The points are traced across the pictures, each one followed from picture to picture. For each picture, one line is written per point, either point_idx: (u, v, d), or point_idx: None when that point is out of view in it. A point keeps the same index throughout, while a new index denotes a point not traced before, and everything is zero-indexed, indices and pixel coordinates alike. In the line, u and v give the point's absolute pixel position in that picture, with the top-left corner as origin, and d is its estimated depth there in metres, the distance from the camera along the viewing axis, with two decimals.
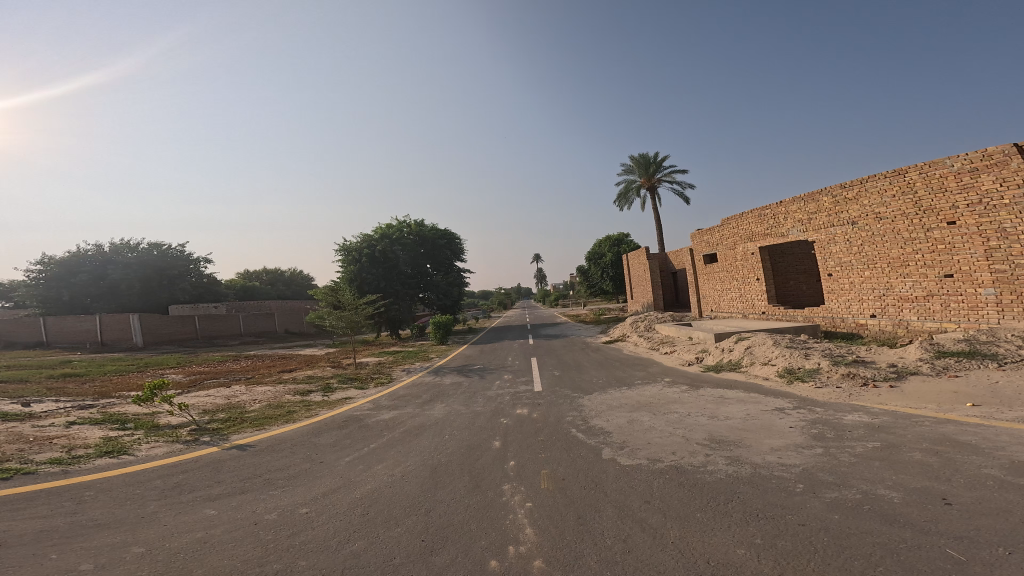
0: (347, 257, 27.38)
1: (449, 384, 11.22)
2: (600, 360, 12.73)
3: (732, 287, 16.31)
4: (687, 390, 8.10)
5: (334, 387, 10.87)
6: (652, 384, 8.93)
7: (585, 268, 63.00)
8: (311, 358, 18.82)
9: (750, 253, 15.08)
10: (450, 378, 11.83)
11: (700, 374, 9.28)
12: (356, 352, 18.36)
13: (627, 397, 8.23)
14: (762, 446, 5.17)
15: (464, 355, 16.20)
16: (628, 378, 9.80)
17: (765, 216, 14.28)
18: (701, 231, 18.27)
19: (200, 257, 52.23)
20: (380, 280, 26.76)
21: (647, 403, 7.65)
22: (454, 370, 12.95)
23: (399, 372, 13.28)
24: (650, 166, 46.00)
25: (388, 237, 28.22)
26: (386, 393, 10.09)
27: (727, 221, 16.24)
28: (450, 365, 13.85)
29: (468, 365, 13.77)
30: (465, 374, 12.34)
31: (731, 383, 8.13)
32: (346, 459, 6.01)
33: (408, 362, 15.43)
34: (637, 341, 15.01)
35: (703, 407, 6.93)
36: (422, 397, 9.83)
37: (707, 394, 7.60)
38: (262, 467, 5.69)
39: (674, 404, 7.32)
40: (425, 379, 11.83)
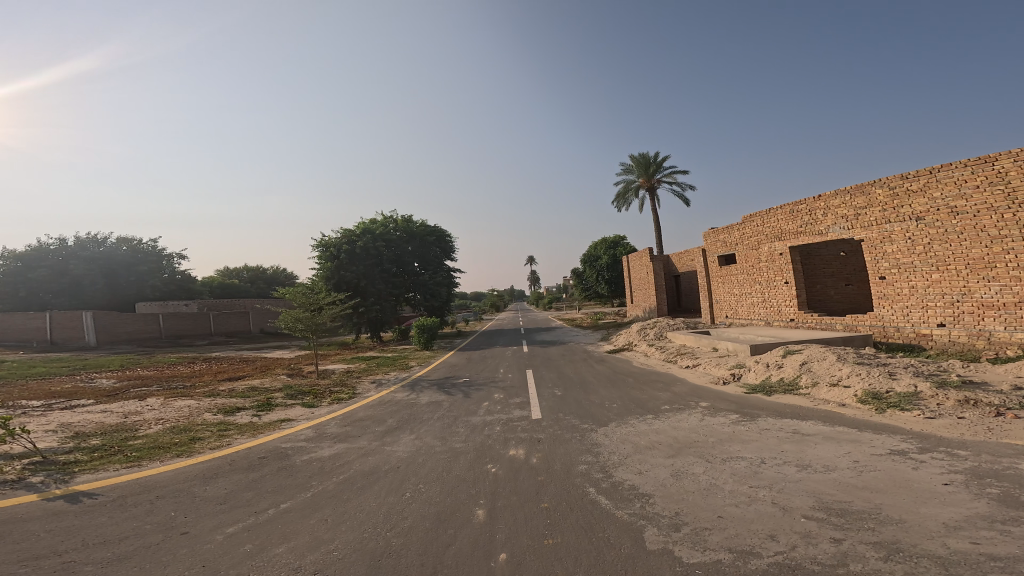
0: (324, 253, 24.66)
1: (426, 402, 9.02)
2: (609, 374, 10.62)
3: (753, 292, 14.37)
4: (739, 420, 6.07)
5: (278, 405, 8.56)
6: (686, 410, 6.87)
7: (580, 271, 61.13)
8: (270, 363, 16.28)
9: (777, 253, 13.20)
10: (427, 396, 9.59)
11: (745, 396, 7.25)
12: (323, 359, 15.93)
13: (660, 430, 6.18)
14: (926, 521, 3.28)
15: (447, 364, 13.94)
16: (651, 401, 7.72)
17: (797, 212, 12.41)
18: (716, 229, 16.29)
19: (173, 254, 49.05)
20: (361, 279, 24.23)
21: (691, 440, 5.60)
22: (433, 384, 10.71)
23: (367, 384, 11.00)
24: (650, 166, 44.42)
25: (370, 231, 25.58)
26: (340, 415, 7.84)
27: (750, 219, 14.31)
28: (428, 377, 11.61)
29: (451, 378, 11.53)
30: (447, 390, 10.12)
31: (799, 412, 6.10)
32: (228, 532, 3.78)
33: (380, 371, 13.14)
34: (647, 351, 12.92)
35: (778, 450, 4.91)
36: (389, 421, 7.64)
37: (773, 428, 5.58)
38: (75, 544, 3.47)
39: (732, 444, 5.28)
40: (396, 395, 9.59)
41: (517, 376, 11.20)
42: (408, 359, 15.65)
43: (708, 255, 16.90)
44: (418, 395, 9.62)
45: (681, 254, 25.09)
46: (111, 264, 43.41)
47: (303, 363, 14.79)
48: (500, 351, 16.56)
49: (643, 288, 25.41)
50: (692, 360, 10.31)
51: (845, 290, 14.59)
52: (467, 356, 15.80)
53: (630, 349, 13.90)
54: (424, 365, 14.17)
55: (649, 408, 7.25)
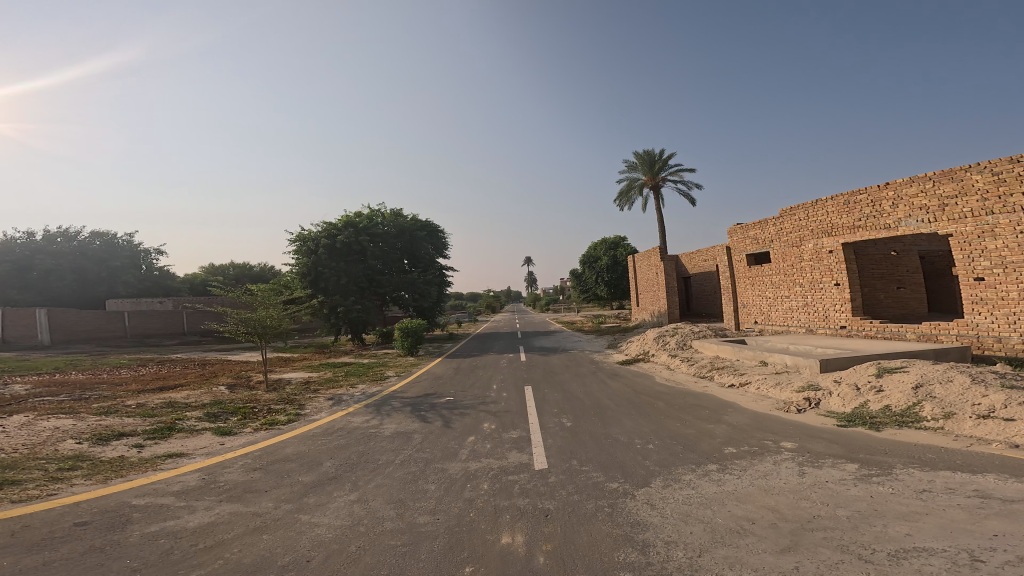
0: (301, 248, 21.79)
1: (391, 433, 6.74)
2: (631, 394, 8.41)
3: (791, 295, 12.25)
4: (867, 475, 4.05)
5: (183, 432, 6.25)
6: (767, 457, 4.73)
7: (579, 273, 59.05)
8: (222, 369, 13.85)
9: (824, 250, 11.13)
10: (395, 423, 7.29)
11: (841, 433, 5.14)
12: (283, 365, 13.53)
13: (743, 495, 4.05)
14: None
15: (428, 376, 11.62)
16: (705, 439, 5.56)
17: (854, 203, 10.32)
18: (745, 224, 14.11)
19: (150, 250, 46.05)
20: (343, 276, 21.54)
21: (808, 517, 3.50)
22: (407, 405, 8.42)
23: (321, 401, 8.67)
24: (655, 163, 42.50)
25: (354, 224, 22.82)
26: (260, 452, 5.58)
27: (792, 212, 12.16)
28: (402, 395, 9.30)
29: (430, 396, 9.21)
30: (423, 415, 7.82)
31: (952, 460, 4.06)
32: None
33: (346, 381, 10.79)
34: (670, 363, 10.72)
35: (987, 535, 2.94)
36: (327, 464, 5.36)
37: (940, 490, 3.59)
38: None
39: (888, 521, 3.27)
40: (354, 420, 7.30)
41: (515, 396, 8.93)
42: (383, 367, 13.28)
43: (734, 253, 14.70)
44: (382, 421, 7.36)
45: (693, 254, 22.96)
46: (80, 259, 40.43)
47: (256, 371, 12.40)
48: (493, 360, 14.23)
49: (650, 291, 23.31)
50: (737, 377, 8.12)
51: (896, 293, 12.53)
52: (453, 365, 13.47)
53: (648, 360, 11.69)
54: (401, 376, 11.81)
55: (707, 453, 5.10)
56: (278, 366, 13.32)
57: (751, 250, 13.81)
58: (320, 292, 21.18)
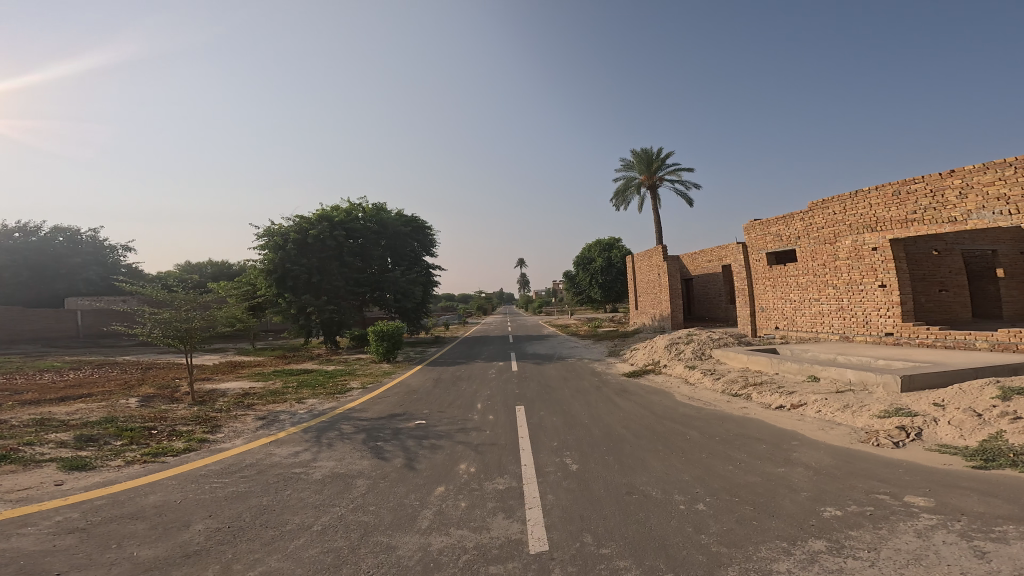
0: (269, 242, 19.66)
1: (325, 474, 4.89)
2: (652, 421, 6.64)
3: (822, 298, 10.68)
4: None
5: (13, 465, 4.57)
6: (898, 527, 3.18)
7: (571, 275, 57.51)
8: (154, 375, 11.78)
9: (866, 247, 9.65)
10: (337, 457, 5.42)
11: (991, 483, 3.59)
12: (227, 373, 11.49)
13: None
14: None
15: (398, 390, 9.70)
16: (783, 495, 3.93)
17: (907, 194, 8.91)
18: (765, 220, 12.56)
19: (117, 245, 42.89)
20: (315, 274, 19.41)
21: None
22: (360, 431, 6.54)
23: (248, 421, 6.80)
24: (652, 162, 41.21)
25: (330, 217, 20.74)
26: (103, 502, 3.85)
27: (823, 205, 10.69)
28: (358, 415, 7.41)
29: (395, 418, 7.35)
30: (378, 447, 5.96)
31: None
32: None
33: (293, 395, 8.84)
34: (688, 375, 9.01)
35: None
36: (200, 523, 3.60)
37: None
38: None
39: None
40: (278, 454, 5.41)
41: (506, 421, 7.12)
42: (346, 377, 11.30)
43: (751, 252, 13.11)
44: (320, 454, 5.50)
45: (696, 254, 21.39)
46: (37, 255, 37.22)
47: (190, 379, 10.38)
48: (478, 370, 12.35)
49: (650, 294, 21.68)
50: (786, 397, 6.49)
51: (938, 296, 11.10)
52: (431, 376, 11.54)
53: (659, 371, 9.99)
54: (365, 388, 9.87)
55: (800, 521, 3.45)
56: (220, 374, 11.30)
57: (772, 248, 12.27)
58: (289, 291, 19.00)
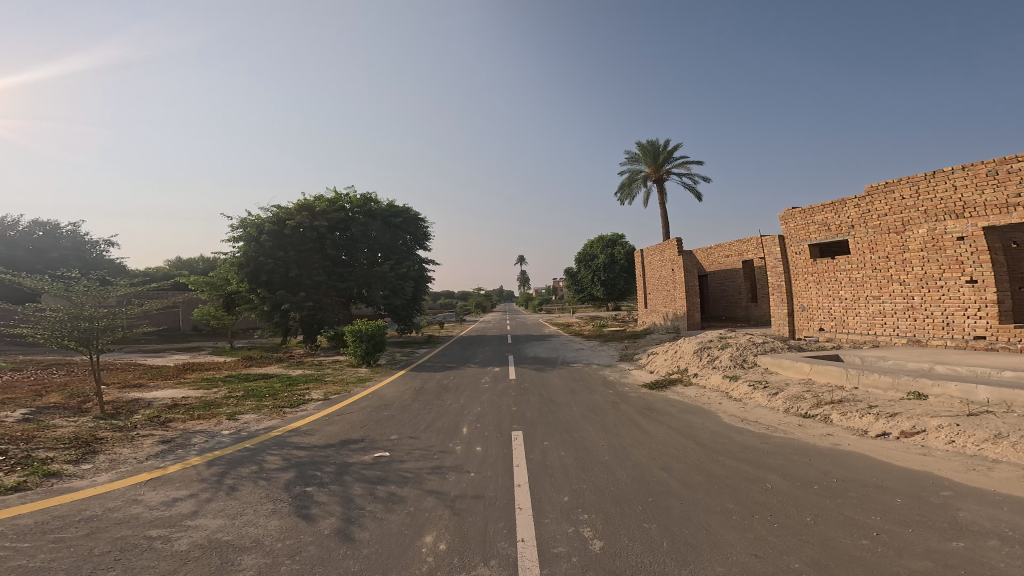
0: (243, 234, 17.83)
1: (198, 546, 3.19)
2: (702, 458, 4.85)
3: (886, 295, 8.95)
4: None
5: None
6: None
7: (572, 272, 55.55)
8: (82, 379, 10.07)
9: (949, 237, 7.96)
10: (233, 511, 3.73)
11: None
12: (167, 379, 9.78)
13: None
14: None
15: (365, 403, 7.90)
16: None
17: (1010, 173, 7.23)
18: (807, 207, 10.76)
19: (99, 240, 40.77)
20: (292, 268, 17.57)
21: None
22: (289, 466, 4.80)
23: (142, 446, 5.25)
24: (659, 154, 39.22)
25: (311, 207, 18.85)
26: None
27: (886, 188, 8.95)
28: (297, 440, 5.65)
29: (345, 446, 5.58)
30: (305, 492, 4.24)
31: None
32: None
33: (228, 410, 7.15)
34: (730, 388, 7.22)
35: None
36: None
37: None
38: None
39: None
40: (143, 503, 3.77)
41: (499, 459, 5.34)
42: (308, 384, 9.49)
43: (789, 244, 11.31)
44: (210, 507, 3.79)
45: (712, 249, 19.50)
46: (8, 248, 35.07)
47: (116, 387, 8.75)
48: (468, 378, 10.51)
49: (660, 291, 19.75)
50: (889, 421, 4.89)
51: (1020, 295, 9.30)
52: (411, 385, 9.72)
53: (689, 380, 8.20)
54: (326, 400, 8.08)
55: None
56: (155, 381, 9.54)
57: (817, 240, 10.49)
58: (262, 287, 17.15)
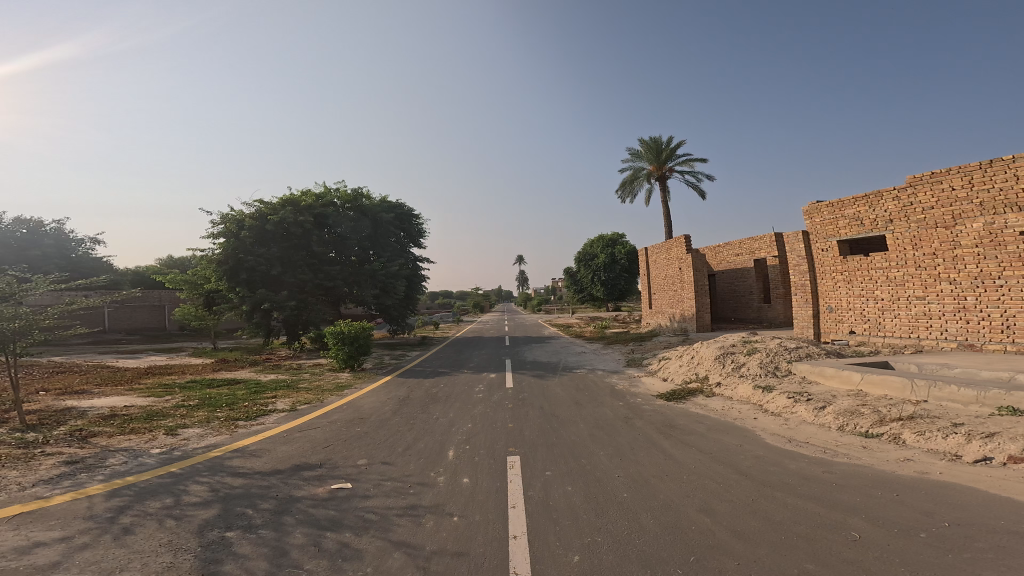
0: (224, 230, 16.79)
1: None
2: (752, 495, 3.82)
3: (932, 296, 8.02)
4: None
5: None
6: None
7: (573, 271, 54.54)
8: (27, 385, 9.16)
9: (1010, 231, 7.03)
10: (107, 568, 2.87)
11: None
12: (118, 386, 8.85)
13: None
14: None
15: (335, 415, 6.89)
16: None
17: None
18: (837, 201, 9.82)
19: (85, 238, 39.53)
20: (275, 266, 16.51)
21: None
22: (212, 501, 3.91)
23: (40, 470, 4.38)
24: (662, 151, 38.10)
25: (297, 201, 17.72)
26: None
27: (932, 179, 8.03)
28: (238, 467, 4.69)
29: (297, 473, 4.61)
30: (223, 539, 3.36)
31: None
32: None
33: (171, 423, 6.21)
34: (764, 400, 6.23)
35: None
36: None
37: None
38: None
39: None
40: None
41: (495, 497, 4.31)
42: (276, 391, 8.50)
43: (815, 240, 10.38)
44: (74, 559, 2.97)
45: (721, 246, 18.46)
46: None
47: (54, 396, 7.80)
48: (460, 385, 9.48)
49: (665, 290, 18.70)
50: (987, 443, 3.91)
51: None
52: (394, 393, 8.69)
53: (713, 389, 7.17)
54: (291, 411, 7.07)
55: None
56: (104, 388, 8.61)
57: (848, 236, 9.56)
58: (242, 285, 16.07)
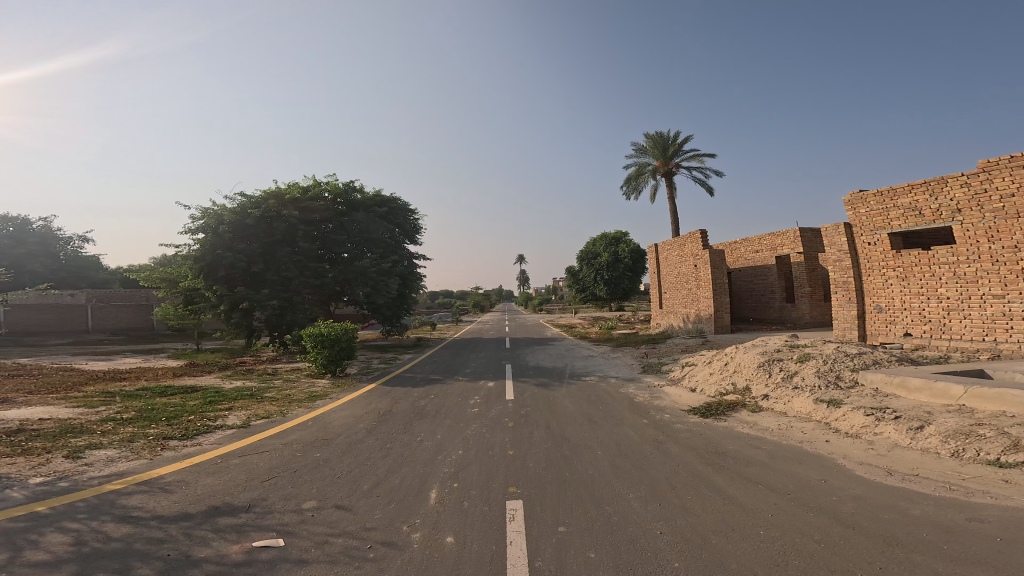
0: (202, 225, 15.62)
1: None
2: (879, 561, 2.74)
3: (1015, 294, 7.11)
4: None
5: None
6: None
7: (575, 271, 53.22)
8: None
9: None
10: None
11: None
12: (54, 393, 7.69)
13: None
14: None
15: (293, 434, 5.68)
16: None
17: None
18: (887, 189, 8.84)
19: (73, 235, 37.92)
20: (256, 263, 15.35)
21: None
22: (66, 561, 2.86)
23: None
24: (669, 146, 36.72)
25: (281, 195, 16.50)
26: None
27: (1014, 162, 7.06)
28: (131, 509, 3.58)
29: (209, 519, 3.48)
30: None
31: None
32: None
33: (81, 442, 5.07)
34: (833, 418, 5.09)
35: None
36: None
37: None
38: None
39: None
40: None
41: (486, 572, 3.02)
42: (234, 403, 7.32)
43: (860, 233, 9.40)
44: None
45: (739, 242, 17.15)
46: None
47: None
48: (454, 396, 8.23)
49: (677, 288, 17.39)
50: None
51: None
52: (374, 405, 7.45)
53: (760, 405, 5.98)
54: (241, 430, 5.92)
55: None
56: (35, 395, 7.43)
57: (903, 228, 8.60)
58: (221, 284, 14.92)
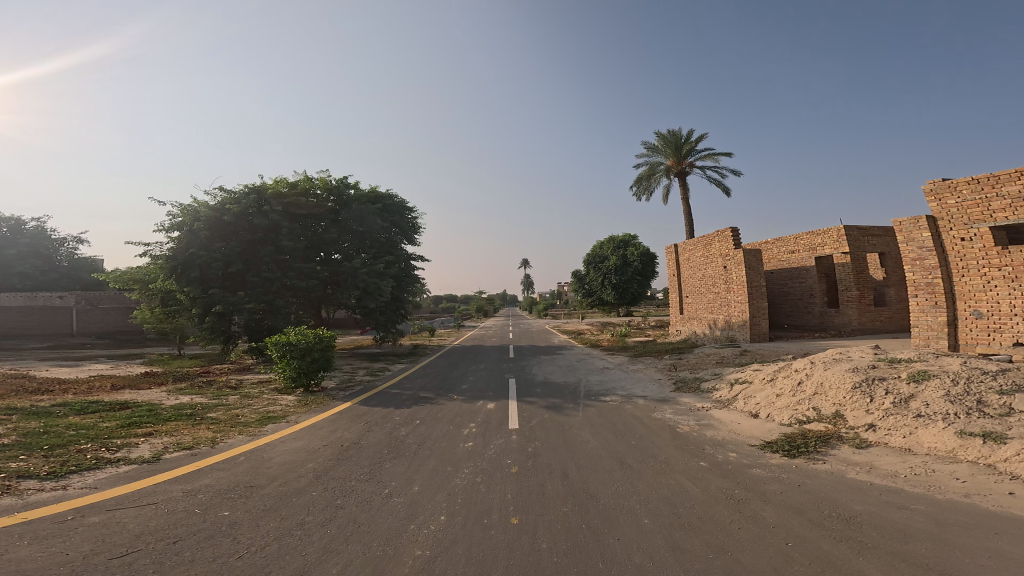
0: (177, 223, 14.26)
1: None
2: None
3: None
4: None
5: None
6: None
7: (581, 275, 51.50)
8: None
9: None
10: None
11: None
12: None
13: None
14: None
15: (205, 478, 4.09)
16: None
17: None
18: (985, 177, 7.95)
19: (68, 236, 37.04)
20: (236, 262, 13.97)
21: None
22: None
23: None
24: (682, 145, 35.04)
25: (264, 189, 15.06)
26: None
27: None
28: None
29: None
30: None
31: None
32: None
33: None
34: (1000, 459, 3.61)
35: None
36: None
37: None
38: None
39: None
40: None
41: None
42: (159, 426, 5.76)
43: (948, 227, 8.43)
44: None
45: (771, 241, 15.45)
46: None
47: None
48: (445, 421, 6.61)
49: (703, 291, 15.50)
50: None
51: None
52: (342, 433, 5.86)
53: (872, 439, 4.44)
54: (141, 466, 4.35)
55: None
56: None
57: (1008, 219, 7.64)
58: (194, 286, 13.47)
